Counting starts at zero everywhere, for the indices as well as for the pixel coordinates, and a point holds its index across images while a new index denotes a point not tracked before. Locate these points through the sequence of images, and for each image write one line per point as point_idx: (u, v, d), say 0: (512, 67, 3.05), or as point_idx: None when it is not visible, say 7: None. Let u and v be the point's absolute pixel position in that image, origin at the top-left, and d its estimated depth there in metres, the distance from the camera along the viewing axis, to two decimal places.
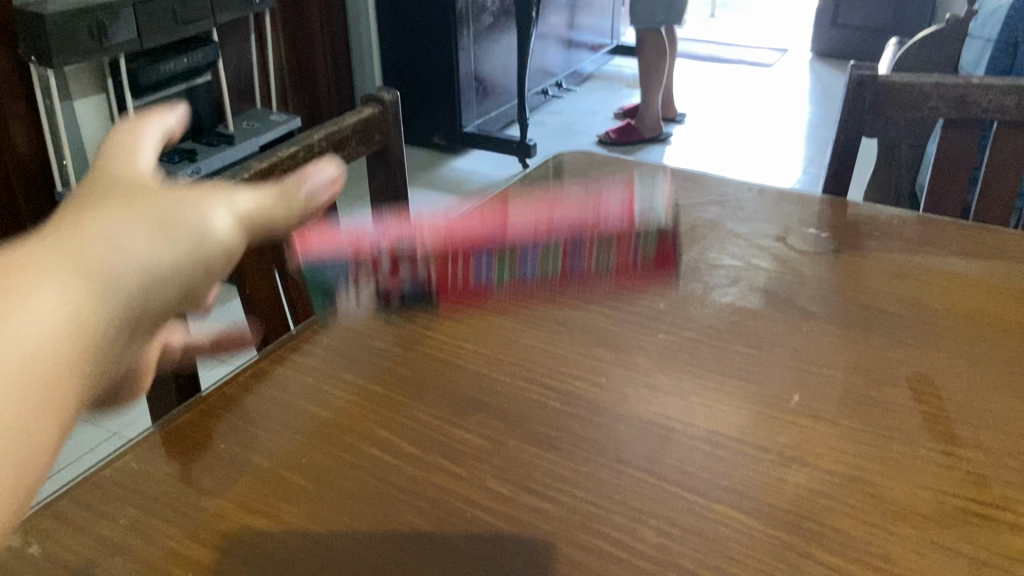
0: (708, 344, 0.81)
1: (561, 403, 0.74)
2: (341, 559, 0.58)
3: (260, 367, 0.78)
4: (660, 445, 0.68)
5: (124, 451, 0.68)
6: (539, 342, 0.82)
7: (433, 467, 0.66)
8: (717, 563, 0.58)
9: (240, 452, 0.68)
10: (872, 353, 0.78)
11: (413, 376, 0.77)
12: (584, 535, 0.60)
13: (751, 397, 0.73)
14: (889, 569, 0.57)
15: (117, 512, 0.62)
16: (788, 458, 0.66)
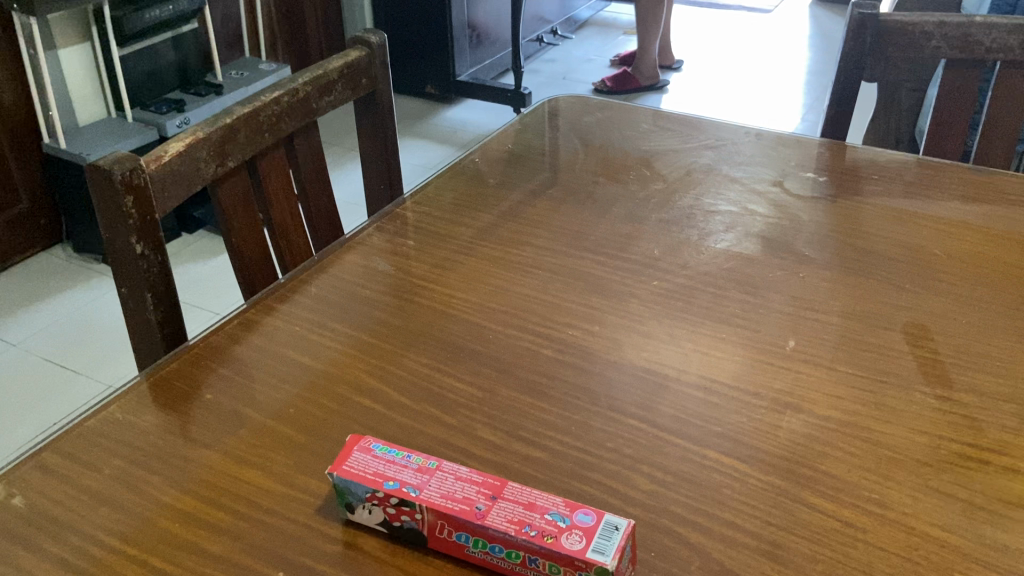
0: (703, 291, 0.79)
1: (553, 351, 0.72)
2: (329, 510, 0.57)
3: (247, 317, 0.77)
4: (653, 392, 0.67)
5: (109, 401, 0.67)
6: (531, 290, 0.80)
7: (423, 416, 0.66)
8: (710, 509, 0.57)
9: (227, 402, 0.67)
10: (869, 299, 0.77)
11: (403, 326, 0.76)
12: (576, 483, 0.59)
13: (746, 344, 0.72)
14: (883, 514, 0.56)
15: (102, 462, 0.61)
16: (783, 404, 0.65)
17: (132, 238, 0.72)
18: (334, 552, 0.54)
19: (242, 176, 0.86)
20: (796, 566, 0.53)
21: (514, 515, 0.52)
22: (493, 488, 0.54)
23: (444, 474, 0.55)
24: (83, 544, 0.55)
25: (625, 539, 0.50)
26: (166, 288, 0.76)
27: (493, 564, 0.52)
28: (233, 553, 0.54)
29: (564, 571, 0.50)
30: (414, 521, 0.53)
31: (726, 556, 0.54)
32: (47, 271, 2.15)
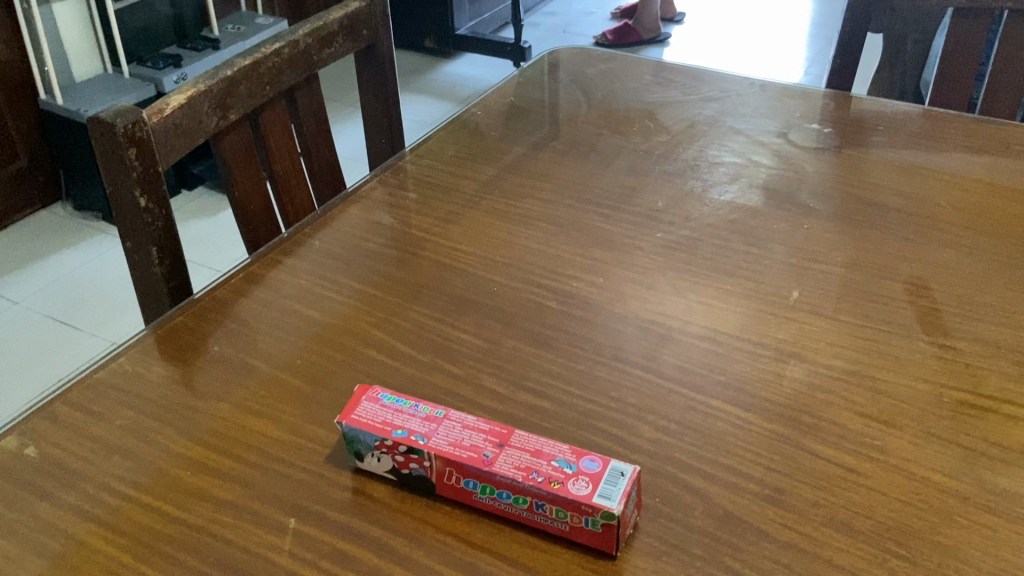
0: (706, 242, 0.79)
1: (557, 303, 0.73)
2: (338, 459, 0.58)
3: (252, 270, 0.77)
4: (657, 343, 0.68)
5: (117, 355, 0.67)
6: (535, 242, 0.80)
7: (429, 367, 0.66)
8: (714, 457, 0.58)
9: (234, 354, 0.68)
10: (872, 250, 0.77)
11: (407, 278, 0.76)
12: (581, 432, 0.60)
13: (749, 295, 0.72)
14: (885, 461, 0.57)
15: (113, 413, 0.62)
16: (786, 354, 0.66)
17: (136, 191, 0.72)
18: (344, 500, 0.55)
19: (244, 129, 0.86)
20: (799, 511, 0.54)
21: (521, 462, 0.53)
22: (500, 436, 0.55)
23: (451, 423, 0.56)
24: (96, 493, 0.56)
25: (630, 484, 0.51)
26: (170, 242, 0.76)
27: (500, 510, 0.53)
28: (244, 501, 0.55)
29: (570, 516, 0.51)
30: (422, 468, 0.54)
31: (730, 502, 0.55)
32: (48, 229, 2.14)
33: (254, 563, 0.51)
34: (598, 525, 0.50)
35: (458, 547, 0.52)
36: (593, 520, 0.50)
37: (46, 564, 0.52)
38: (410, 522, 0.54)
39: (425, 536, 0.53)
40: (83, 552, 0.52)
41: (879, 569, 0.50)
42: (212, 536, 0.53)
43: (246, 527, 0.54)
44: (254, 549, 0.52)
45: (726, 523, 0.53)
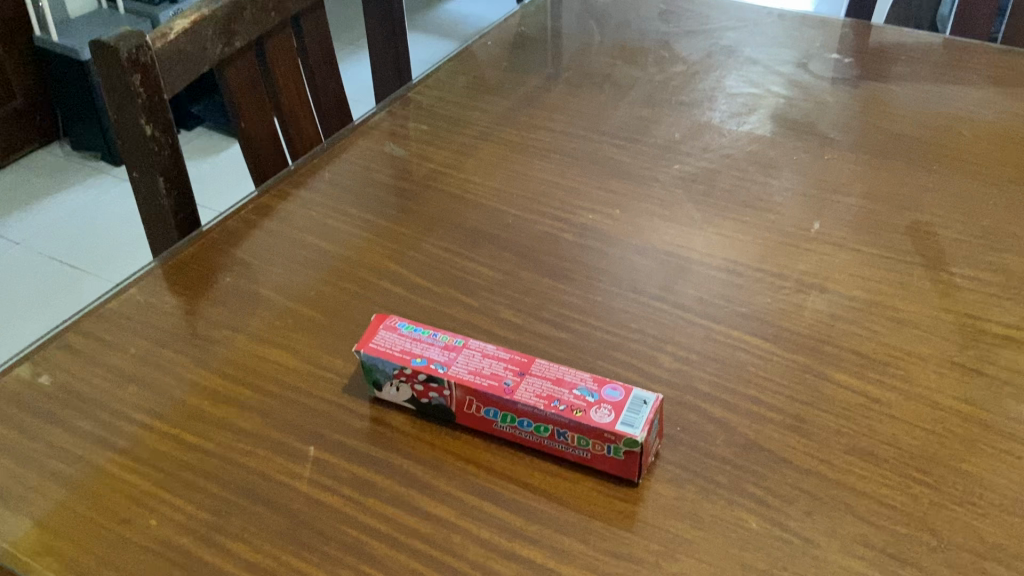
0: (725, 173, 0.78)
1: (573, 235, 0.71)
2: (356, 388, 0.58)
3: (261, 202, 0.75)
4: (675, 275, 0.67)
5: (128, 285, 0.66)
6: (549, 174, 0.79)
7: (445, 298, 0.65)
8: (735, 386, 0.57)
9: (247, 286, 0.67)
10: (894, 181, 0.75)
11: (420, 210, 0.75)
12: (600, 362, 0.59)
13: (769, 226, 0.71)
14: (908, 390, 0.56)
15: (126, 344, 0.61)
16: (807, 285, 0.65)
17: (142, 119, 0.70)
18: (362, 428, 0.55)
19: (250, 57, 0.83)
20: (821, 440, 0.54)
21: (543, 391, 0.52)
22: (520, 365, 0.54)
23: (471, 352, 0.56)
24: (113, 422, 0.56)
25: (653, 412, 0.51)
26: (177, 173, 0.75)
27: (521, 438, 0.53)
28: (263, 429, 0.55)
29: (593, 443, 0.50)
30: (442, 397, 0.54)
31: (752, 430, 0.54)
32: (47, 168, 2.12)
33: (275, 490, 0.51)
34: (620, 453, 0.50)
35: (479, 474, 0.52)
36: (615, 447, 0.50)
37: (65, 490, 0.52)
38: (430, 450, 0.54)
39: (445, 463, 0.53)
40: (102, 478, 0.52)
41: (902, 495, 0.50)
42: (231, 464, 0.53)
43: (265, 454, 0.53)
44: (274, 477, 0.52)
45: (749, 451, 0.53)
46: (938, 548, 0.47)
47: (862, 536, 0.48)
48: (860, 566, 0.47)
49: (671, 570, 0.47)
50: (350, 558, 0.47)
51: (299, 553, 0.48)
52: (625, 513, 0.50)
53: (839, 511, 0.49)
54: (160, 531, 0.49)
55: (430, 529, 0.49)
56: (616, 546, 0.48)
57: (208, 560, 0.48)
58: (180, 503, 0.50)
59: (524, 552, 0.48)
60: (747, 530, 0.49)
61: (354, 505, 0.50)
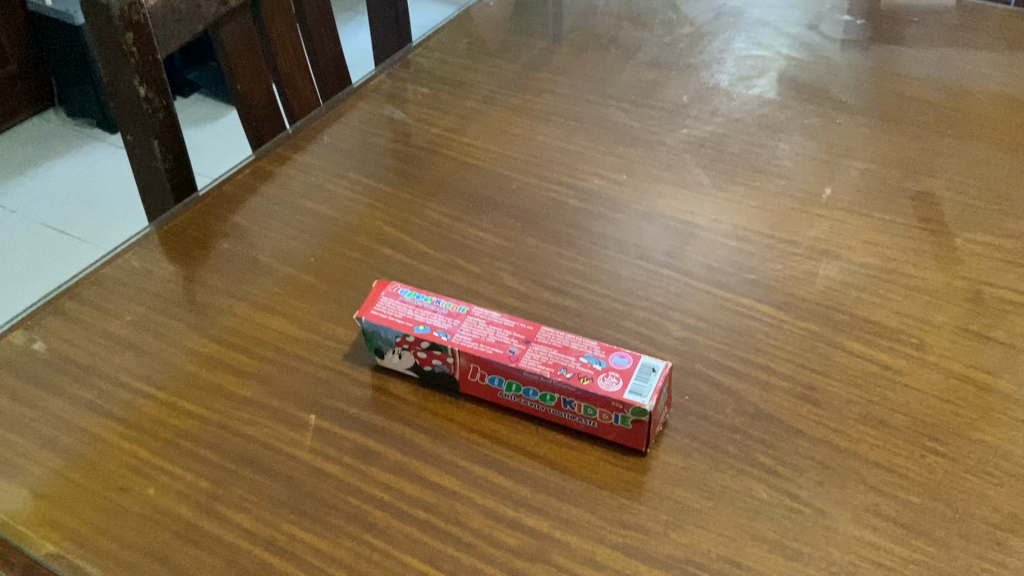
0: (734, 138, 0.76)
1: (578, 200, 0.70)
2: (357, 356, 0.57)
3: (259, 166, 0.74)
4: (683, 241, 0.66)
5: (124, 251, 0.65)
6: (554, 139, 0.77)
7: (448, 264, 0.64)
8: (745, 355, 0.56)
9: (246, 252, 0.65)
10: (907, 146, 0.74)
11: (422, 175, 0.73)
12: (606, 329, 0.58)
13: (779, 192, 0.70)
14: (922, 358, 0.56)
15: (122, 311, 0.60)
16: (818, 253, 0.64)
17: (135, 79, 0.69)
18: (364, 397, 0.54)
19: (246, 17, 0.81)
20: (833, 408, 0.53)
21: (549, 359, 0.51)
22: (526, 332, 0.53)
23: (475, 319, 0.54)
24: (110, 390, 0.54)
25: (662, 380, 0.50)
26: (173, 136, 0.73)
27: (526, 407, 0.52)
28: (263, 397, 0.54)
29: (600, 412, 0.49)
30: (446, 365, 0.53)
31: (762, 399, 0.53)
32: (43, 135, 2.09)
33: (276, 459, 0.50)
34: (628, 422, 0.49)
35: (484, 444, 0.51)
36: (623, 416, 0.49)
37: (62, 459, 0.51)
38: (433, 419, 0.52)
39: (449, 432, 0.52)
40: (99, 447, 0.51)
41: (915, 465, 0.49)
42: (231, 432, 0.52)
43: (265, 423, 0.52)
44: (275, 446, 0.51)
45: (759, 420, 0.52)
46: (952, 518, 0.47)
47: (875, 506, 0.47)
48: (873, 536, 0.46)
49: (680, 541, 0.46)
50: (352, 527, 0.47)
51: (301, 523, 0.47)
52: (633, 483, 0.49)
53: (851, 481, 0.49)
54: (158, 500, 0.48)
55: (434, 499, 0.48)
56: (623, 516, 0.47)
57: (208, 530, 0.47)
58: (179, 472, 0.50)
59: (530, 522, 0.47)
60: (758, 500, 0.48)
61: (356, 475, 0.49)
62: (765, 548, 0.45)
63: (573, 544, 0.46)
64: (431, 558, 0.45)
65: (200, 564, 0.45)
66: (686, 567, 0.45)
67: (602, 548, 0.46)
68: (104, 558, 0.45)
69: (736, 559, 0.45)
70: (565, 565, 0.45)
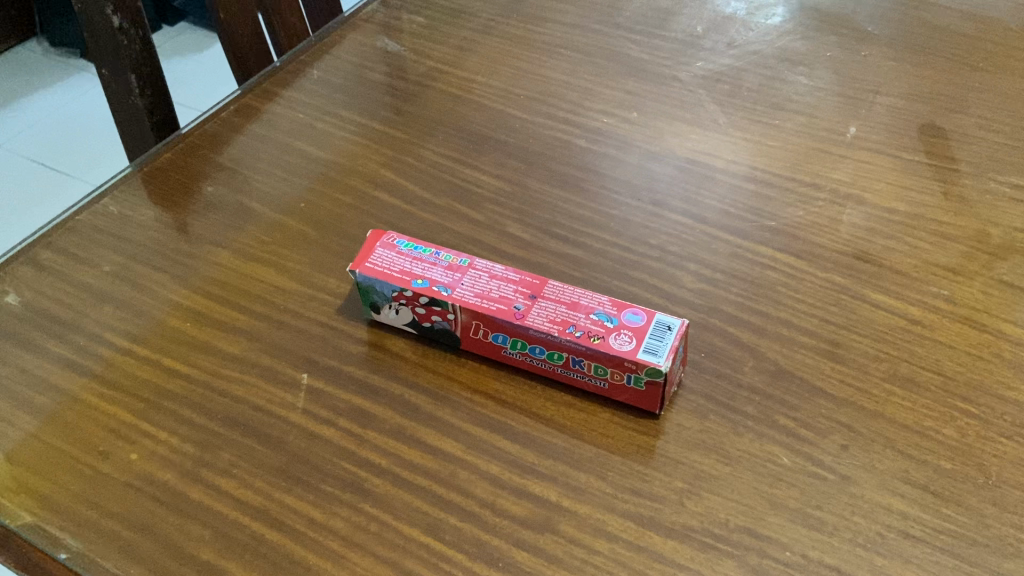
0: (752, 72, 0.71)
1: (586, 140, 0.66)
2: (352, 310, 0.53)
3: (244, 102, 0.69)
4: (699, 184, 0.62)
5: (101, 195, 0.61)
6: (559, 72, 0.72)
7: (447, 210, 0.60)
8: (765, 308, 0.53)
9: (231, 197, 0.61)
10: (936, 80, 0.69)
11: (418, 112, 0.69)
12: (616, 281, 0.55)
13: (800, 131, 0.65)
14: (952, 312, 0.52)
15: (100, 260, 0.56)
16: (842, 196, 0.60)
17: (108, 8, 0.63)
18: (360, 354, 0.51)
19: None
20: (859, 366, 0.50)
21: (557, 316, 0.48)
22: (532, 287, 0.50)
23: (477, 273, 0.51)
24: (89, 347, 0.51)
25: (678, 339, 0.46)
26: (151, 71, 0.69)
27: (532, 366, 0.49)
28: (251, 355, 0.51)
29: (611, 372, 0.46)
30: (446, 321, 0.49)
31: (783, 356, 0.50)
32: (25, 66, 2.02)
33: (266, 421, 0.47)
34: (641, 383, 0.46)
35: (487, 405, 0.48)
36: (636, 377, 0.46)
37: (39, 421, 0.48)
38: (434, 378, 0.49)
39: (450, 393, 0.49)
40: (77, 408, 0.48)
41: (946, 427, 0.46)
42: (218, 393, 0.49)
43: (254, 382, 0.49)
44: (265, 407, 0.48)
45: (780, 379, 0.49)
46: (984, 485, 0.44)
47: (903, 472, 0.45)
48: (901, 504, 0.43)
49: (696, 510, 0.43)
50: (348, 496, 0.44)
51: (293, 491, 0.44)
52: (645, 446, 0.46)
53: (877, 445, 0.46)
54: (141, 466, 0.45)
55: (435, 465, 0.45)
56: (636, 483, 0.44)
57: (194, 497, 0.44)
58: (162, 435, 0.47)
59: (537, 490, 0.44)
60: (778, 466, 0.45)
61: (352, 439, 0.46)
62: (787, 518, 0.43)
63: (582, 514, 0.43)
64: (433, 529, 0.42)
65: (186, 534, 0.42)
66: (704, 538, 0.42)
67: (613, 517, 0.43)
68: (85, 529, 0.43)
69: (755, 529, 0.42)
70: (574, 536, 0.42)
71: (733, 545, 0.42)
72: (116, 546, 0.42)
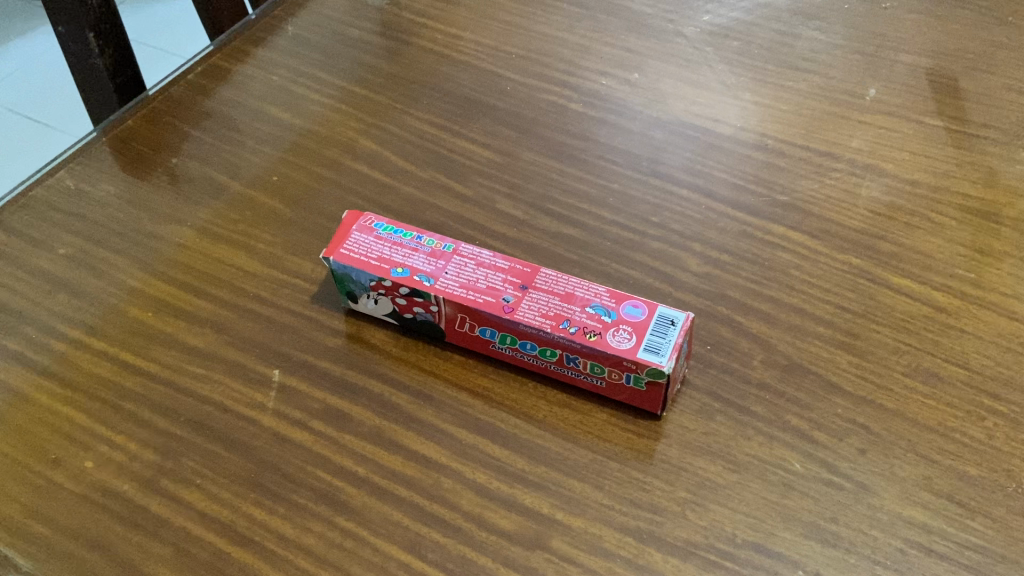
0: (763, 27, 0.66)
1: (583, 104, 0.61)
2: (328, 298, 0.49)
3: (212, 63, 0.63)
4: (705, 154, 0.57)
5: (56, 167, 0.56)
6: (554, 28, 0.67)
7: (431, 184, 0.55)
8: (776, 294, 0.49)
9: (198, 169, 0.56)
10: (962, 36, 0.64)
11: (402, 73, 0.63)
12: (615, 264, 0.50)
13: (815, 93, 0.60)
14: (979, 297, 0.48)
15: (54, 242, 0.52)
16: (860, 167, 0.55)
17: None
18: (336, 348, 0.47)
19: None
20: (878, 360, 0.46)
21: (549, 309, 0.44)
22: (522, 276, 0.46)
23: (462, 259, 0.47)
24: (43, 341, 0.47)
25: (682, 335, 0.42)
26: (111, 28, 0.63)
27: (523, 361, 0.45)
28: (218, 349, 0.47)
29: (609, 371, 0.43)
30: (429, 313, 0.45)
31: (795, 349, 0.46)
32: None
33: (233, 424, 0.43)
34: (642, 383, 0.42)
35: (474, 405, 0.44)
36: (636, 377, 0.42)
37: None
38: (416, 375, 0.46)
39: (434, 391, 0.45)
40: (30, 411, 0.44)
41: (972, 428, 0.43)
42: (182, 392, 0.45)
43: (221, 380, 0.45)
44: (232, 408, 0.44)
45: (792, 375, 0.45)
46: (1014, 494, 0.40)
47: (926, 480, 0.41)
48: (924, 516, 0.40)
49: (700, 523, 0.40)
50: (321, 508, 0.40)
51: (262, 503, 0.40)
52: (645, 450, 0.42)
53: (898, 450, 0.42)
54: (97, 475, 0.42)
55: (417, 473, 0.41)
56: (635, 492, 0.41)
57: (155, 511, 0.40)
58: (121, 440, 0.43)
59: (527, 501, 0.40)
60: (790, 473, 0.41)
61: (326, 444, 0.43)
62: (799, 532, 0.39)
63: (577, 528, 0.40)
64: (414, 546, 0.39)
65: (145, 553, 0.39)
66: (709, 555, 0.39)
67: (611, 532, 0.39)
68: (35, 546, 0.39)
69: (765, 546, 0.39)
70: (568, 554, 0.39)
71: (740, 564, 0.38)
72: (70, 566, 0.39)
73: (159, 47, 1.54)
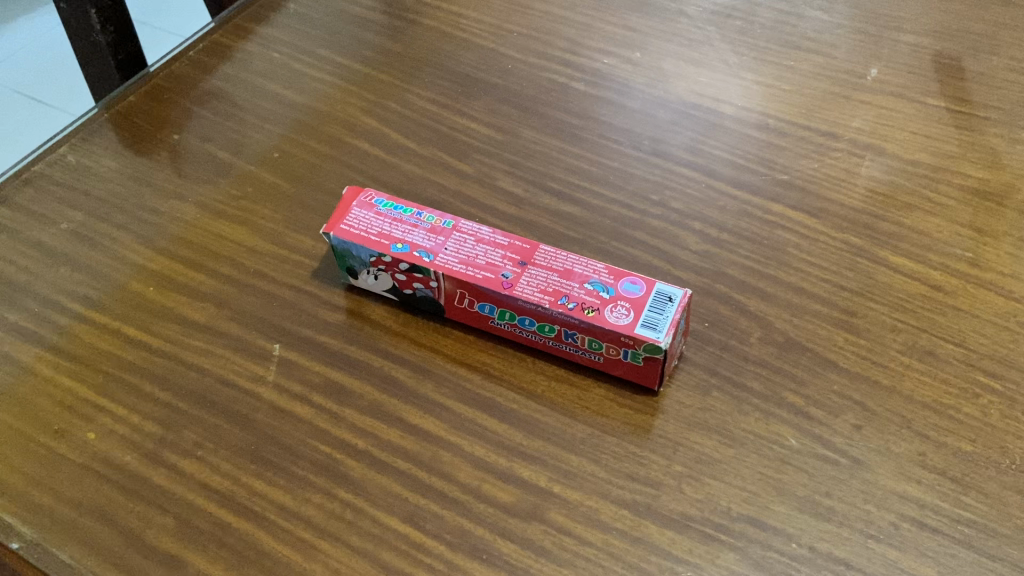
0: (765, 6, 0.66)
1: (584, 83, 0.61)
2: (328, 274, 0.49)
3: (213, 40, 0.63)
4: (705, 132, 0.57)
5: (58, 142, 0.56)
6: (556, 6, 0.66)
7: (432, 162, 0.55)
8: (775, 273, 0.49)
9: (200, 146, 0.56)
10: (964, 17, 0.63)
11: (403, 52, 0.63)
12: (614, 242, 0.50)
13: (816, 73, 0.60)
14: (977, 277, 0.48)
15: (56, 217, 0.52)
16: (861, 147, 0.55)
17: None
18: (336, 323, 0.47)
19: None
20: (875, 338, 0.46)
21: (548, 285, 0.44)
22: (521, 252, 0.46)
23: (462, 236, 0.47)
24: (47, 314, 0.48)
25: (680, 312, 0.43)
26: (113, 4, 0.63)
27: (521, 337, 0.46)
28: (219, 323, 0.47)
29: (607, 347, 0.43)
30: (429, 289, 0.46)
31: (793, 326, 0.46)
32: None
33: (234, 397, 0.44)
34: (639, 358, 0.42)
35: (473, 380, 0.45)
36: (634, 352, 0.42)
37: None
38: (416, 350, 0.46)
39: (433, 366, 0.45)
40: (34, 383, 0.45)
41: (968, 405, 0.43)
42: (183, 366, 0.45)
43: (222, 354, 0.46)
44: (233, 381, 0.44)
45: (789, 353, 0.45)
46: (1008, 469, 0.41)
47: (920, 456, 0.41)
48: (918, 491, 0.40)
49: (696, 496, 0.40)
50: (321, 480, 0.41)
51: (263, 475, 0.41)
52: (642, 425, 0.43)
53: (893, 426, 0.42)
54: (100, 446, 0.42)
55: (415, 447, 0.42)
56: (632, 466, 0.41)
57: (158, 482, 0.41)
58: (123, 413, 0.43)
59: (525, 474, 0.41)
60: (786, 448, 0.42)
61: (326, 417, 0.43)
62: (794, 506, 0.40)
63: (574, 500, 0.40)
64: (412, 517, 0.39)
65: (148, 522, 0.39)
66: (704, 528, 0.39)
67: (607, 505, 0.40)
68: (39, 515, 0.40)
69: (760, 519, 0.39)
70: (565, 526, 0.39)
71: (734, 536, 0.39)
72: (73, 535, 0.39)
73: (163, 28, 1.53)
